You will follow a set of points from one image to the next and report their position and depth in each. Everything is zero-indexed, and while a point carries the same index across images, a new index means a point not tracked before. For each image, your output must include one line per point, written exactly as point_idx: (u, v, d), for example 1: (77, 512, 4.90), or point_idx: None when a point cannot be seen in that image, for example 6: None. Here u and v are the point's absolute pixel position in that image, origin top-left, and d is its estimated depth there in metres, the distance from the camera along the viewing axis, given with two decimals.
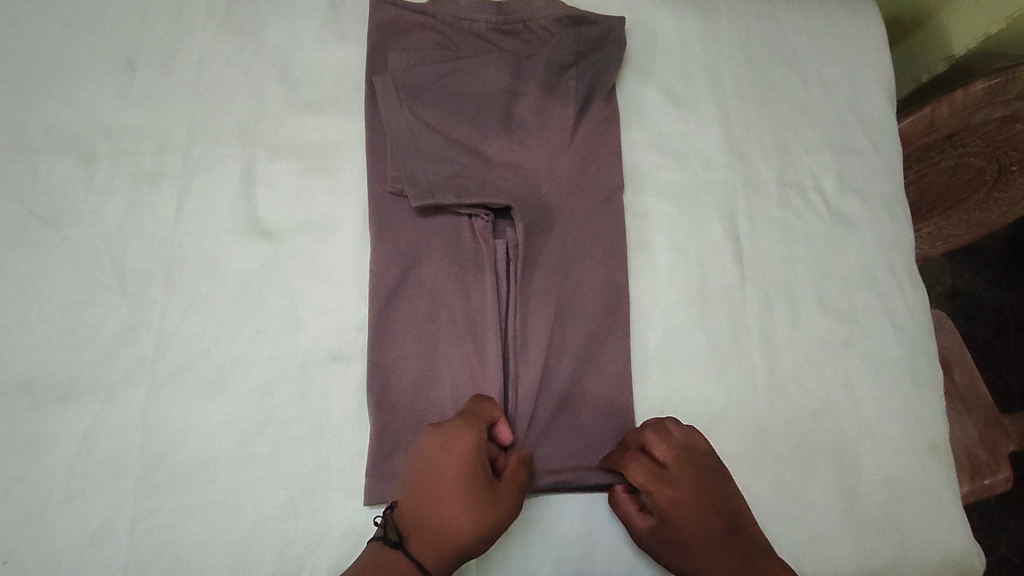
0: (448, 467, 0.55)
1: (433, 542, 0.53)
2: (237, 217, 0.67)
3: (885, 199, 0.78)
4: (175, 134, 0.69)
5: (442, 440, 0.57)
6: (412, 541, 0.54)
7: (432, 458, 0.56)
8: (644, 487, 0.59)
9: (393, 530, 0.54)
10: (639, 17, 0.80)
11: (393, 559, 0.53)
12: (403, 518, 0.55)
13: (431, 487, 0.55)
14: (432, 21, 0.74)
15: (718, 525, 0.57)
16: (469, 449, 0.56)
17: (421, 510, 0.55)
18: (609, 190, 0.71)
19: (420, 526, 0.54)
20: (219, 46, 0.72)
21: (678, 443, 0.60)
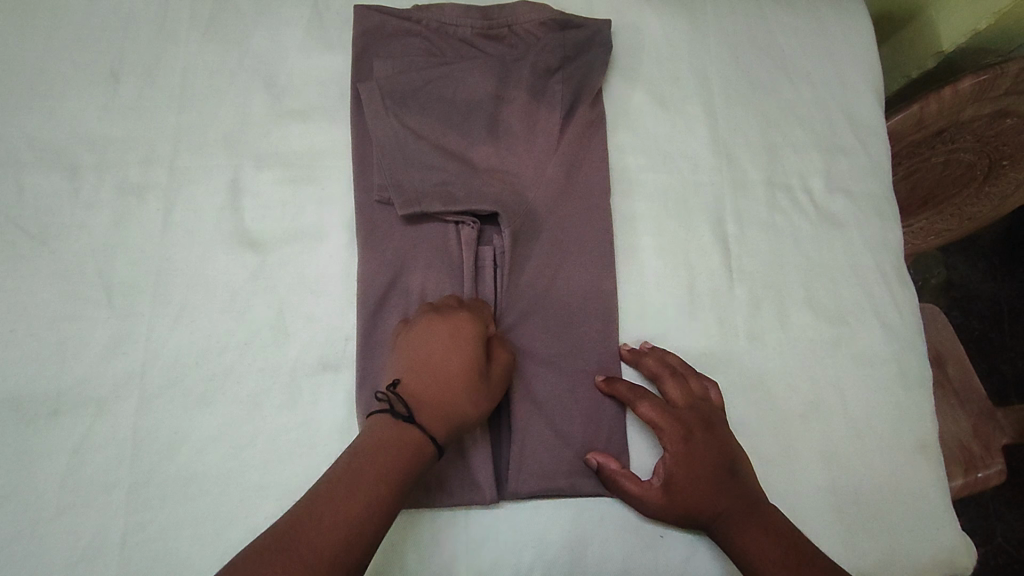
0: (452, 347, 0.58)
1: (442, 412, 0.55)
2: (223, 226, 0.67)
3: (873, 198, 0.78)
4: (161, 145, 0.69)
5: (441, 326, 0.60)
6: (420, 413, 0.55)
7: (429, 342, 0.59)
8: (657, 422, 0.62)
9: (400, 405, 0.55)
10: (626, 19, 0.79)
11: (405, 428, 0.53)
12: (407, 393, 0.56)
13: (419, 363, 0.58)
14: (417, 27, 0.74)
15: (723, 467, 0.60)
16: (469, 329, 0.60)
17: (425, 385, 0.56)
18: (596, 195, 0.71)
19: (427, 400, 0.55)
20: (204, 56, 0.72)
21: (691, 390, 0.64)
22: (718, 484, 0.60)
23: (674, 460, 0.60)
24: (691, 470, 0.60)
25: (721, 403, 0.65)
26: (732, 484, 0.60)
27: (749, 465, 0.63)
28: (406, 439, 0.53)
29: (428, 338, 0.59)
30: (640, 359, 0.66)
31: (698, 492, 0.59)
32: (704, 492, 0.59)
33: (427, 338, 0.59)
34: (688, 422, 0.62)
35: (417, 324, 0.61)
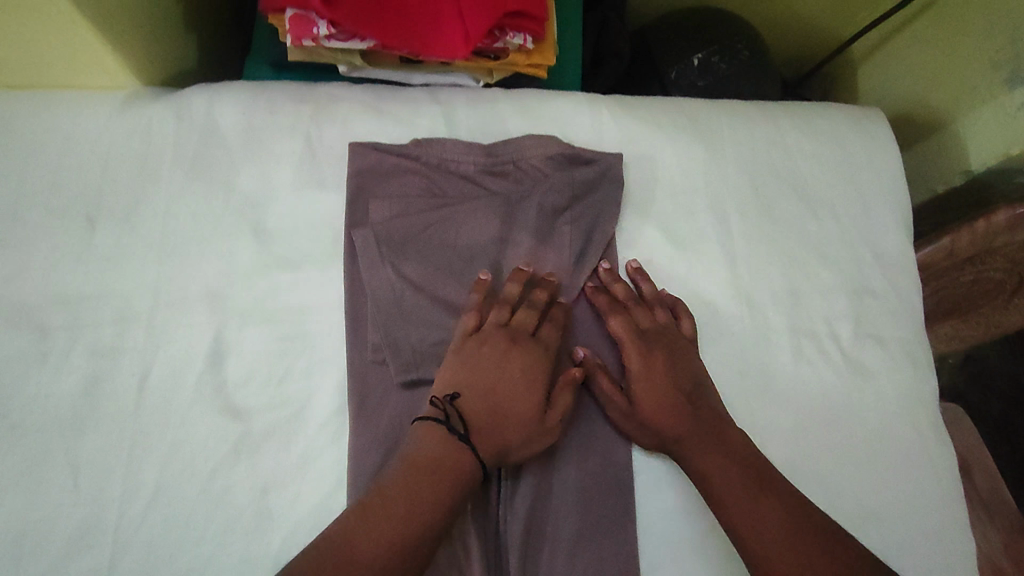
0: (522, 381, 0.60)
1: (501, 450, 0.57)
2: (203, 393, 0.62)
3: (905, 342, 0.73)
4: (138, 300, 0.63)
5: (514, 356, 0.61)
6: (478, 439, 0.57)
7: (499, 367, 0.60)
8: (620, 336, 0.65)
9: (459, 425, 0.57)
10: (639, 149, 0.74)
11: (463, 459, 0.55)
12: (468, 422, 0.58)
13: (487, 377, 0.59)
14: (416, 164, 0.69)
15: (681, 391, 0.62)
16: (541, 366, 0.61)
17: (484, 411, 0.58)
18: (602, 350, 0.67)
19: (483, 425, 0.58)
20: (185, 197, 0.66)
21: (658, 322, 0.66)
22: (683, 415, 0.61)
23: (632, 376, 0.63)
24: (650, 390, 0.62)
25: (693, 333, 0.67)
26: (694, 410, 0.62)
27: (714, 395, 0.64)
28: (464, 472, 0.55)
29: (503, 363, 0.60)
30: (613, 284, 0.68)
31: (660, 416, 0.61)
32: (666, 409, 0.61)
33: (500, 365, 0.60)
34: (649, 343, 0.65)
35: (496, 342, 0.61)
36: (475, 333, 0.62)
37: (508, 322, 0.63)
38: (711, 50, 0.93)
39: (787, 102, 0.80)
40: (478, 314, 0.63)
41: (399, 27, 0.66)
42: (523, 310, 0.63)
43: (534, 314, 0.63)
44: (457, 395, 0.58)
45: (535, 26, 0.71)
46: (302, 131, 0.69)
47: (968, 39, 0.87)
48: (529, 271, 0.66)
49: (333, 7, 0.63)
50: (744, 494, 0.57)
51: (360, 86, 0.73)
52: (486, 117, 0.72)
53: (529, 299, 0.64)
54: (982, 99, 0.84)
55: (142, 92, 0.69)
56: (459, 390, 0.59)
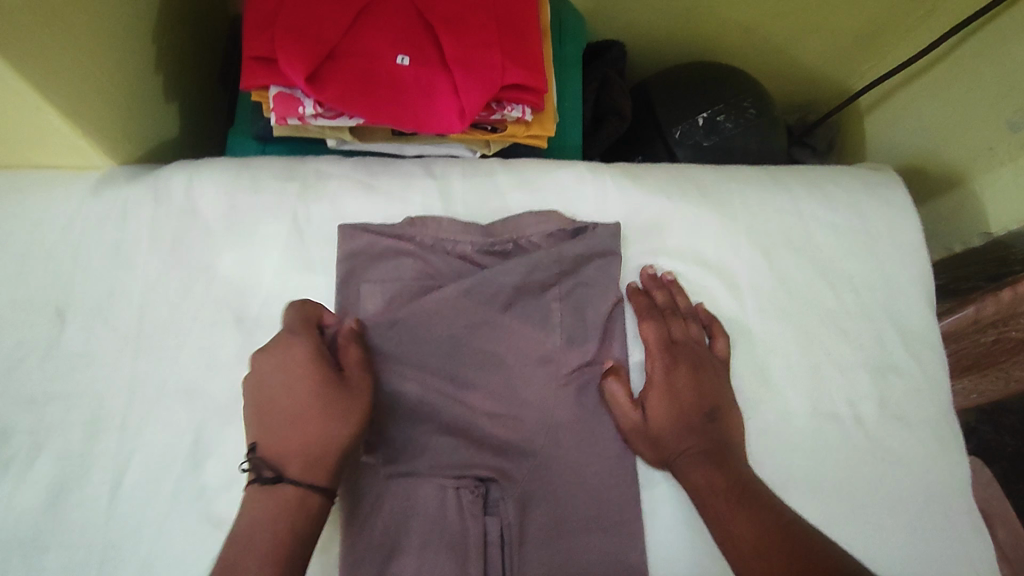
0: (292, 387, 0.50)
1: (312, 461, 0.48)
2: (179, 501, 0.56)
3: (933, 423, 0.68)
4: (110, 400, 0.59)
5: (277, 367, 0.51)
6: (290, 466, 0.47)
7: (272, 389, 0.50)
8: (649, 343, 0.64)
9: (267, 466, 0.48)
10: (645, 220, 0.70)
11: (281, 495, 0.46)
12: (271, 453, 0.48)
13: (275, 403, 0.50)
14: (410, 245, 0.64)
15: (701, 408, 0.61)
16: (312, 363, 0.51)
17: (281, 439, 0.49)
18: (613, 442, 0.61)
19: (290, 453, 0.48)
20: (164, 286, 0.62)
21: (689, 333, 0.65)
22: (693, 429, 0.60)
23: (653, 385, 0.62)
24: (667, 403, 0.61)
25: (726, 355, 0.66)
26: (708, 427, 0.60)
27: (734, 417, 0.62)
28: (285, 503, 0.46)
29: (268, 376, 0.51)
30: (653, 289, 0.67)
31: (671, 428, 0.60)
32: (673, 424, 0.60)
33: (263, 381, 0.51)
34: (677, 355, 0.63)
35: (255, 364, 0.52)
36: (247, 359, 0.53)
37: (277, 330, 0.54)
38: (717, 109, 0.90)
39: (795, 166, 0.76)
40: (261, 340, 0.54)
41: (391, 106, 0.63)
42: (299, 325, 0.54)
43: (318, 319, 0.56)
44: (253, 444, 0.49)
45: (534, 97, 0.68)
46: (289, 210, 0.65)
47: (982, 96, 0.85)
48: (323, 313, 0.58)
49: (321, 89, 0.61)
50: (728, 497, 0.55)
51: (350, 160, 0.69)
52: (484, 193, 0.68)
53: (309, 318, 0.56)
54: (1001, 157, 0.82)
55: (118, 173, 0.65)
56: (257, 435, 0.49)
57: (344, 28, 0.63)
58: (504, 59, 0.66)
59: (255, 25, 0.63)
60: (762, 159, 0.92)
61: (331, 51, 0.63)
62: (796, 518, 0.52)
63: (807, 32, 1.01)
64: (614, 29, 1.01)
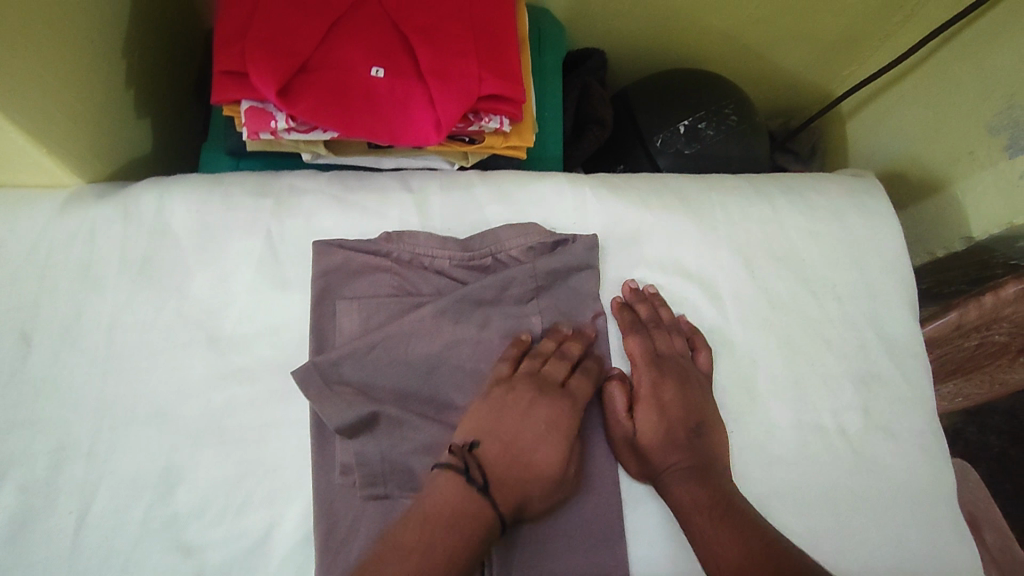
0: (554, 426, 0.56)
1: (528, 493, 0.54)
2: (150, 529, 0.55)
3: (917, 431, 0.68)
4: (77, 425, 0.57)
5: (541, 408, 0.56)
6: (495, 488, 0.53)
7: (528, 420, 0.56)
8: (636, 357, 0.63)
9: (477, 471, 0.53)
10: (626, 232, 0.69)
11: (478, 507, 0.51)
12: (484, 462, 0.54)
13: (529, 428, 0.55)
14: (387, 261, 0.63)
15: (688, 422, 0.60)
16: (568, 420, 0.57)
17: (506, 461, 0.54)
18: (596, 458, 0.60)
19: (506, 479, 0.53)
20: (133, 307, 0.61)
21: (675, 346, 0.64)
22: (681, 443, 0.59)
23: (640, 399, 0.61)
24: (655, 417, 0.60)
25: (710, 367, 0.65)
26: (695, 441, 0.59)
27: (720, 430, 0.62)
28: (461, 513, 0.51)
29: (529, 412, 0.56)
30: (636, 303, 0.66)
31: (658, 442, 0.59)
32: (661, 439, 0.59)
33: (525, 416, 0.56)
34: (663, 368, 0.63)
35: (523, 390, 0.57)
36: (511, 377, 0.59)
37: (539, 371, 0.59)
38: (698, 116, 0.89)
39: (777, 175, 0.76)
40: (513, 363, 0.60)
41: (364, 118, 0.62)
42: (555, 360, 0.60)
43: (565, 365, 0.60)
44: (474, 446, 0.55)
45: (512, 108, 0.67)
46: (262, 228, 0.64)
47: (962, 100, 0.85)
48: (569, 330, 0.63)
49: (292, 103, 0.60)
50: (714, 512, 0.54)
51: (325, 175, 0.68)
52: (463, 206, 0.67)
53: (563, 350, 0.61)
54: (980, 162, 0.82)
55: (85, 191, 0.64)
56: (477, 438, 0.55)
57: (316, 39, 0.62)
58: (481, 69, 0.65)
59: (226, 38, 0.62)
60: (746, 166, 0.91)
61: (303, 63, 0.61)
62: (782, 540, 0.52)
63: (788, 38, 1.00)
64: (595, 37, 1.01)
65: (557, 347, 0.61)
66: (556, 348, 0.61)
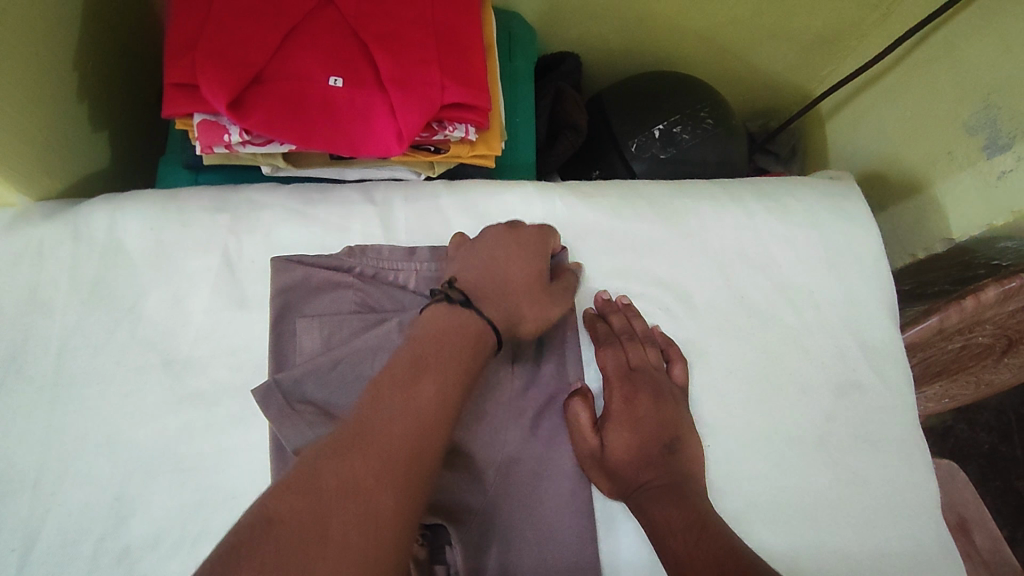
0: (522, 254, 0.60)
1: (508, 311, 0.57)
2: (102, 562, 0.53)
3: (899, 440, 0.66)
4: (25, 456, 0.55)
5: (512, 241, 0.61)
6: (478, 301, 0.56)
7: (496, 250, 0.60)
8: (608, 372, 0.61)
9: (457, 293, 0.55)
10: (597, 240, 0.67)
11: (466, 318, 0.54)
12: (468, 286, 0.57)
13: (501, 253, 0.60)
14: (350, 276, 0.61)
15: (661, 440, 0.58)
16: (535, 249, 0.61)
17: (488, 285, 0.57)
18: (566, 476, 0.58)
19: (485, 295, 0.56)
20: (85, 330, 0.58)
21: (649, 359, 0.62)
22: (654, 462, 0.57)
23: (612, 415, 0.59)
24: (628, 433, 0.58)
25: (685, 380, 0.63)
26: (669, 460, 0.57)
27: (695, 448, 0.60)
28: (451, 324, 0.53)
29: (499, 243, 0.60)
30: (608, 314, 0.64)
31: (631, 460, 0.57)
32: (633, 457, 0.57)
33: (496, 247, 0.60)
34: (636, 383, 0.60)
35: (490, 233, 0.61)
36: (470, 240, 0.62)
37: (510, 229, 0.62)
38: (673, 120, 0.88)
39: (753, 179, 0.75)
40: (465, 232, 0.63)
41: (323, 130, 0.60)
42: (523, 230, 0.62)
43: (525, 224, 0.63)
44: (454, 281, 0.57)
45: (478, 116, 0.65)
46: (219, 245, 0.62)
47: (940, 99, 0.83)
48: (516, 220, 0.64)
49: (246, 116, 0.58)
50: (688, 532, 0.52)
51: (286, 188, 0.66)
52: (429, 217, 0.65)
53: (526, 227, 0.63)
54: (959, 162, 0.80)
55: (34, 211, 0.61)
56: (457, 277, 0.58)
57: (270, 49, 0.60)
58: (444, 77, 0.63)
59: (177, 50, 0.60)
60: (723, 169, 0.90)
61: (257, 74, 0.59)
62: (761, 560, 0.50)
63: (765, 38, 0.99)
64: (568, 40, 0.99)
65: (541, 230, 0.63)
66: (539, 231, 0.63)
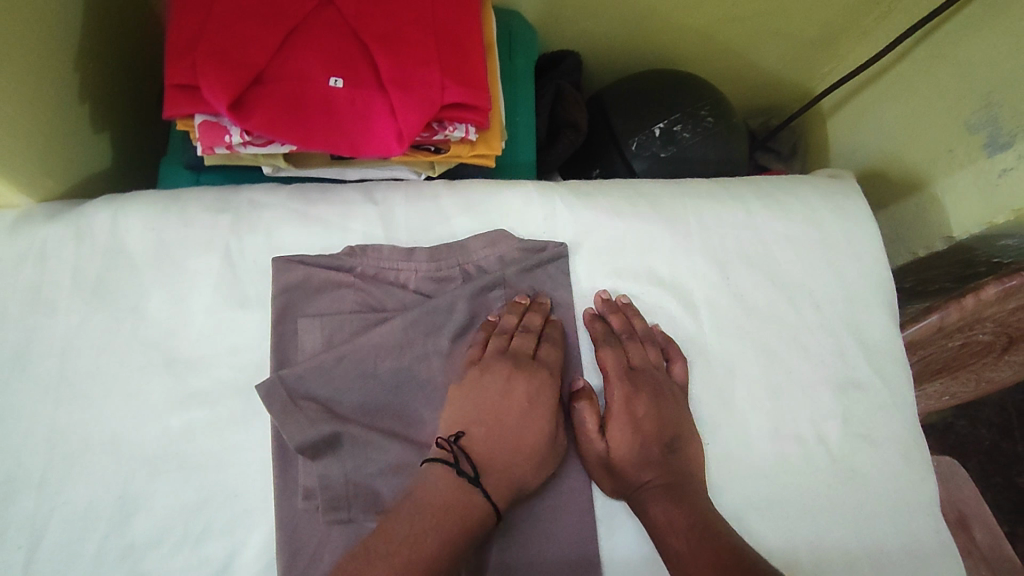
0: (528, 423, 0.56)
1: (511, 474, 0.53)
2: (107, 561, 0.53)
3: (899, 439, 0.66)
4: (28, 455, 0.55)
5: (518, 389, 0.57)
6: (488, 477, 0.53)
7: (506, 404, 0.56)
8: (609, 371, 0.61)
9: (467, 465, 0.53)
10: (597, 239, 0.68)
11: (465, 501, 0.51)
12: (472, 454, 0.53)
13: (506, 421, 0.55)
14: (350, 276, 0.61)
15: (662, 439, 0.58)
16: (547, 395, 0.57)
17: (493, 453, 0.54)
18: (569, 474, 0.59)
19: (496, 464, 0.53)
20: (87, 330, 0.59)
21: (650, 359, 0.62)
22: (655, 460, 0.57)
23: (614, 414, 0.59)
24: (630, 432, 0.58)
25: (685, 378, 0.63)
26: (669, 458, 0.58)
27: (695, 446, 0.60)
28: (448, 505, 0.50)
29: (506, 394, 0.56)
30: (608, 315, 0.64)
31: (631, 458, 0.57)
32: (634, 455, 0.58)
33: (503, 403, 0.56)
34: (637, 382, 0.61)
35: (494, 368, 0.57)
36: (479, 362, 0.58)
37: (506, 350, 0.59)
38: (674, 119, 0.88)
39: (753, 179, 0.75)
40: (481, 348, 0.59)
41: (323, 130, 0.60)
42: (520, 336, 0.60)
43: (531, 340, 0.60)
44: (461, 436, 0.54)
45: (478, 116, 0.65)
46: (220, 245, 0.62)
47: (941, 96, 0.83)
48: (527, 302, 0.62)
49: (247, 116, 0.58)
50: (691, 528, 0.53)
51: (287, 188, 0.66)
52: (429, 217, 0.66)
53: (526, 326, 0.60)
54: (960, 161, 0.80)
55: (36, 211, 0.62)
56: (464, 428, 0.55)
57: (271, 49, 0.60)
58: (443, 77, 0.63)
59: (177, 50, 0.60)
60: (723, 167, 0.90)
61: (258, 75, 0.59)
62: (765, 562, 0.50)
63: (765, 36, 0.99)
64: (568, 39, 0.99)
65: (521, 322, 0.61)
66: (518, 326, 0.61)
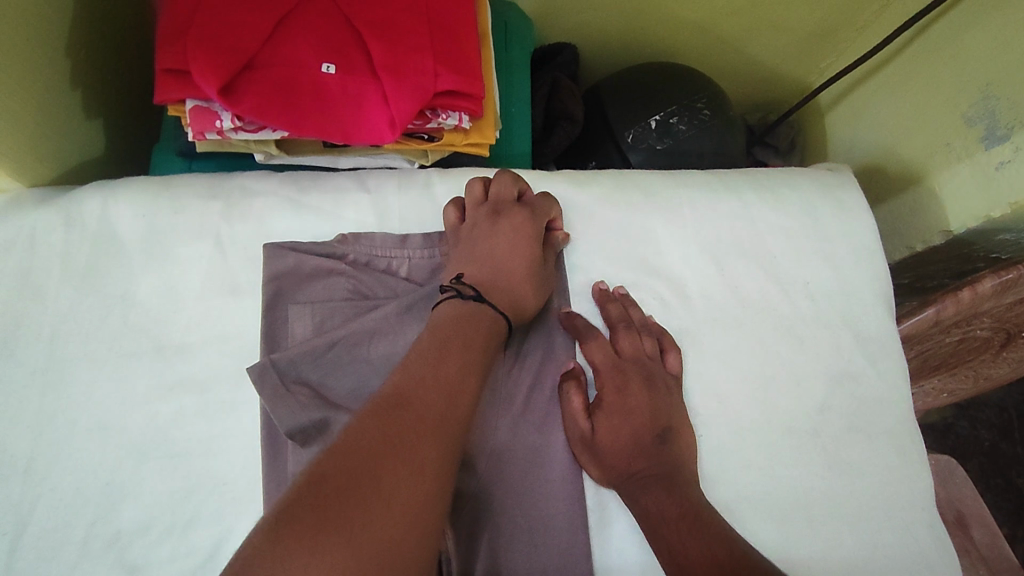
0: (516, 245, 0.61)
1: (513, 293, 0.58)
2: (93, 547, 0.53)
3: (893, 432, 0.66)
4: (15, 441, 0.55)
5: (504, 224, 0.62)
6: (490, 295, 0.57)
7: (496, 239, 0.61)
8: (601, 358, 0.61)
9: (469, 290, 0.57)
10: (590, 228, 0.67)
11: (478, 310, 0.55)
12: (474, 280, 0.58)
13: (497, 253, 0.60)
14: (342, 263, 0.61)
15: (654, 429, 0.58)
16: (530, 227, 0.62)
17: (493, 275, 0.59)
18: (560, 463, 0.58)
19: (495, 285, 0.58)
20: (77, 316, 0.58)
21: (644, 348, 0.62)
22: (645, 448, 0.57)
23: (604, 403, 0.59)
24: (619, 421, 0.58)
25: (679, 369, 0.63)
26: (660, 446, 0.57)
27: (689, 437, 0.60)
28: (459, 315, 0.54)
29: (495, 232, 0.61)
30: (605, 304, 0.64)
31: (622, 446, 0.57)
32: (624, 443, 0.57)
33: (493, 237, 0.61)
34: (630, 371, 0.60)
35: (482, 217, 0.62)
36: (467, 219, 0.62)
37: (488, 197, 0.64)
38: (670, 111, 0.88)
39: (748, 170, 0.74)
40: (466, 203, 0.64)
41: (315, 116, 0.60)
42: (500, 184, 0.64)
43: (510, 182, 0.65)
44: (461, 274, 0.58)
45: (472, 104, 0.65)
46: (211, 232, 0.62)
47: (940, 88, 0.83)
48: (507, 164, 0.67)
49: (238, 100, 0.58)
50: (680, 517, 0.52)
51: (278, 176, 0.66)
52: (420, 204, 0.65)
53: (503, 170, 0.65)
54: (957, 153, 0.79)
55: (26, 197, 0.61)
56: (462, 268, 0.59)
57: (263, 34, 0.60)
58: (437, 65, 0.63)
59: (170, 34, 0.60)
60: (720, 159, 0.89)
61: (250, 60, 0.59)
62: (753, 550, 0.50)
63: (763, 29, 0.98)
64: (566, 31, 0.99)
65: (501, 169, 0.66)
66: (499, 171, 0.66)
